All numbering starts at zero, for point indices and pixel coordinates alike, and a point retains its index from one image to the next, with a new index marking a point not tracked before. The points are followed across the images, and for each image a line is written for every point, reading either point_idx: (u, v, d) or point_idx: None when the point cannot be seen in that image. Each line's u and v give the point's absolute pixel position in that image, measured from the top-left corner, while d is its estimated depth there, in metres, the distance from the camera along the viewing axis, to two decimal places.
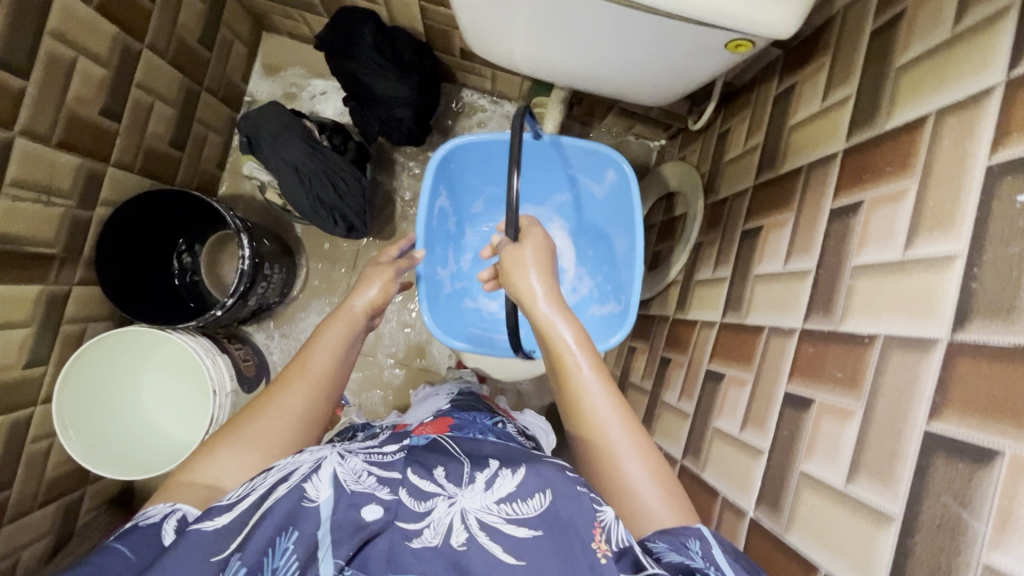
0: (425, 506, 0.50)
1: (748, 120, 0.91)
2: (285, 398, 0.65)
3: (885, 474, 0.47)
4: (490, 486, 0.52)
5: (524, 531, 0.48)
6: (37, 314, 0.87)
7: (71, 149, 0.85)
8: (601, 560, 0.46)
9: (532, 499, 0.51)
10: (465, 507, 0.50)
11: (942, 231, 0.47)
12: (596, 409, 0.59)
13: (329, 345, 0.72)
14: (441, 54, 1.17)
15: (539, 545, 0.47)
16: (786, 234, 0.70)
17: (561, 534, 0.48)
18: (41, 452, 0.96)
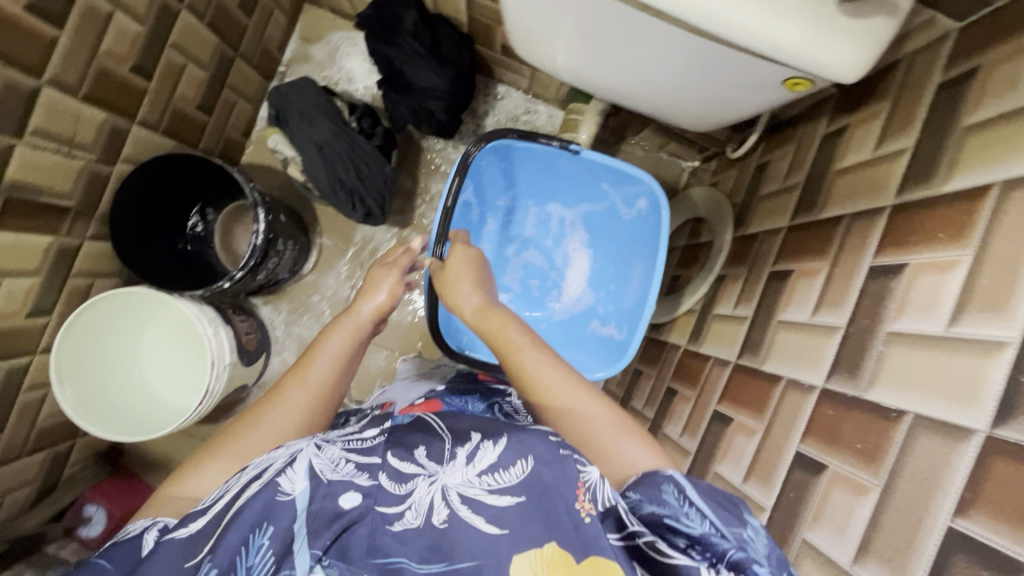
0: (405, 489, 0.50)
1: (789, 156, 0.87)
2: (281, 408, 0.68)
3: (897, 562, 0.45)
4: (472, 460, 0.53)
5: (507, 498, 0.50)
6: (45, 265, 0.86)
7: (98, 103, 0.83)
8: (584, 520, 0.48)
9: (514, 467, 0.52)
10: (446, 483, 0.51)
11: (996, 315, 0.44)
12: (547, 380, 0.66)
13: (330, 355, 0.74)
14: (482, 48, 1.14)
15: (523, 513, 0.49)
16: (817, 285, 0.67)
17: (544, 498, 0.50)
18: (36, 401, 0.96)
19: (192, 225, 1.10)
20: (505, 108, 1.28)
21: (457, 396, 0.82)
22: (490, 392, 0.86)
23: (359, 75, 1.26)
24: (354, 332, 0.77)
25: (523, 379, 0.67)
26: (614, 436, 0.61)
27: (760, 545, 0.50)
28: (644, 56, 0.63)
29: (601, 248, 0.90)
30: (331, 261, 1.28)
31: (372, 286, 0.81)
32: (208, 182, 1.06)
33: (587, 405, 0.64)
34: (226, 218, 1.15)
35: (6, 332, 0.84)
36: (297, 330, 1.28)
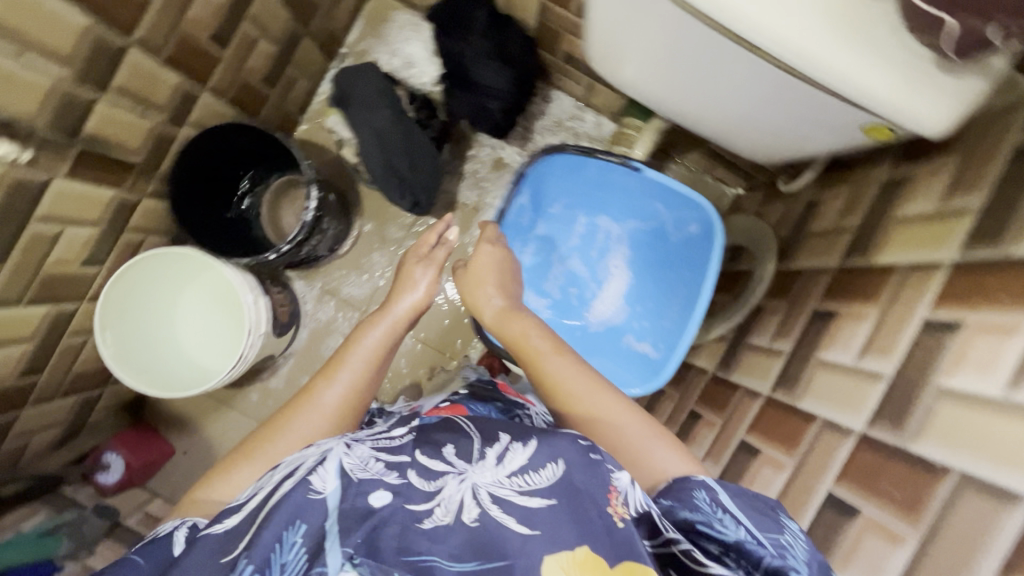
0: (435, 486, 0.53)
1: (844, 197, 0.87)
2: (320, 402, 0.71)
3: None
4: (501, 461, 0.55)
5: (537, 501, 0.51)
6: (106, 217, 0.88)
7: (176, 67, 0.86)
8: (618, 524, 0.50)
9: (544, 470, 0.53)
10: (477, 482, 0.53)
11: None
12: (570, 382, 0.68)
13: (367, 351, 0.77)
14: (544, 54, 1.15)
15: (554, 514, 0.49)
16: (864, 330, 0.67)
17: (574, 501, 0.51)
18: (77, 346, 0.99)
19: (240, 198, 1.13)
20: (557, 114, 1.29)
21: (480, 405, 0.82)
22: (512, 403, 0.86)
23: (418, 65, 1.28)
24: (391, 329, 0.81)
25: (547, 384, 0.70)
26: (642, 440, 0.63)
27: (797, 551, 0.51)
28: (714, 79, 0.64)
29: (644, 267, 0.90)
30: (369, 244, 1.29)
31: (411, 280, 0.87)
32: (262, 154, 1.09)
33: (612, 407, 0.66)
34: (274, 193, 1.18)
35: (61, 277, 0.86)
36: (328, 308, 1.30)
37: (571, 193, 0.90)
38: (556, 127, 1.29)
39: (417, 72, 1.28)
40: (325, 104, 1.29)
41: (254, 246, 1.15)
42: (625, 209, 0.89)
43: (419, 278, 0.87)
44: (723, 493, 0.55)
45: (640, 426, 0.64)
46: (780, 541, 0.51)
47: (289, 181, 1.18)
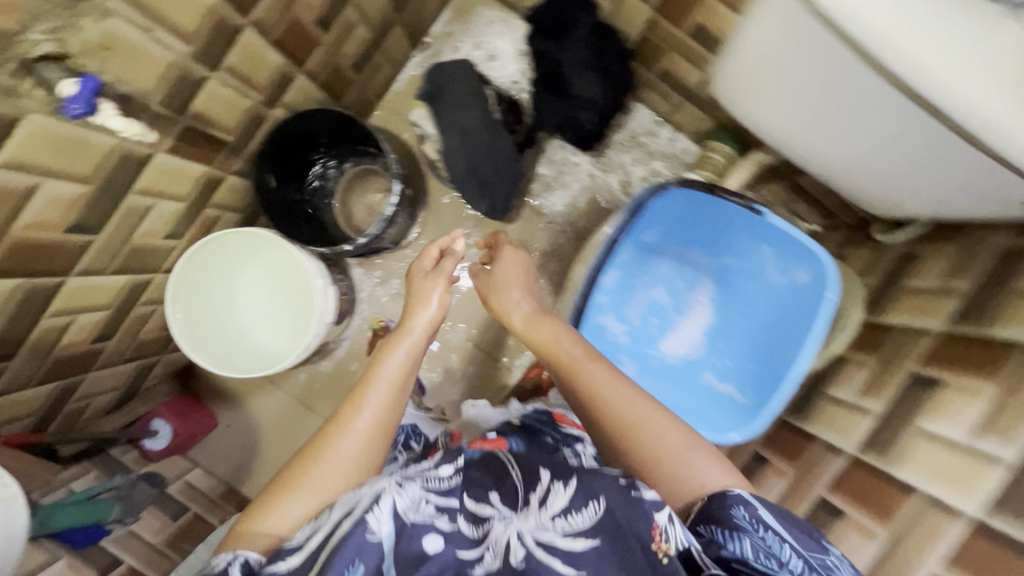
0: (481, 533, 0.52)
1: (950, 256, 0.84)
2: (348, 436, 0.60)
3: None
4: (546, 504, 0.53)
5: (580, 541, 0.49)
6: (193, 192, 0.87)
7: (281, 48, 0.84)
8: (663, 561, 0.47)
9: (587, 512, 0.51)
10: (522, 527, 0.51)
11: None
12: (604, 388, 0.64)
13: (391, 370, 0.67)
14: (639, 67, 1.11)
15: (598, 556, 0.48)
16: (979, 406, 0.64)
17: (618, 539, 0.49)
18: (145, 316, 0.98)
19: (311, 182, 1.11)
20: (637, 129, 1.25)
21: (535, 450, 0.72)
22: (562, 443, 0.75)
23: (501, 60, 1.23)
24: (412, 347, 0.72)
25: (582, 392, 0.66)
26: (686, 450, 0.59)
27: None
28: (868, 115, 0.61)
29: (733, 305, 0.86)
30: (432, 239, 1.27)
31: (423, 296, 0.79)
32: (338, 138, 1.07)
33: (648, 413, 0.62)
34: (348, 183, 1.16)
35: (144, 248, 0.86)
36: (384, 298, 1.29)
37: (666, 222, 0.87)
38: (633, 142, 1.25)
39: (500, 67, 1.24)
40: (402, 93, 1.27)
41: (322, 231, 1.13)
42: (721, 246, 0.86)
43: (431, 290, 0.79)
44: (765, 511, 0.54)
45: (678, 438, 0.61)
46: (825, 564, 0.52)
47: (362, 172, 1.16)
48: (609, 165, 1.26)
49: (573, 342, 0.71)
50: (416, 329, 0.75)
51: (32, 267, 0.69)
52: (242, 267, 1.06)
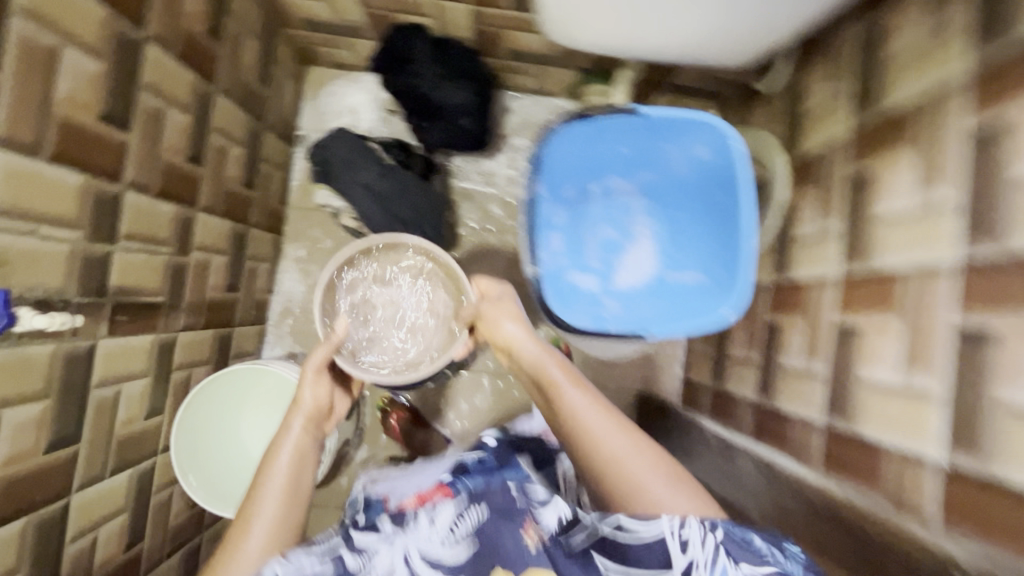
0: (369, 556, 0.64)
1: (823, 72, 0.90)
2: (247, 552, 0.66)
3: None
4: (433, 520, 0.68)
5: (463, 544, 0.66)
6: (152, 362, 0.88)
7: (169, 197, 0.87)
8: (531, 548, 0.64)
9: (470, 514, 0.70)
10: (411, 546, 0.65)
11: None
12: (527, 352, 0.80)
13: (284, 468, 0.73)
14: (491, 59, 1.19)
15: (476, 551, 0.65)
16: (908, 173, 0.68)
17: (490, 550, 0.65)
18: (165, 501, 0.96)
19: None
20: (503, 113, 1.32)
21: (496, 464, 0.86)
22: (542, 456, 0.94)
23: (356, 113, 1.33)
24: (297, 450, 0.76)
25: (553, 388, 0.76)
26: (642, 475, 0.68)
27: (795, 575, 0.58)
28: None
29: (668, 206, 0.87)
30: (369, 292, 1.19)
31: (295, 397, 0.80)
32: None
33: (627, 446, 0.70)
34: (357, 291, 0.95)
35: (132, 437, 0.85)
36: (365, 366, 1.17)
37: (565, 162, 0.87)
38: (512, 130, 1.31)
39: (358, 119, 1.33)
40: (302, 190, 1.33)
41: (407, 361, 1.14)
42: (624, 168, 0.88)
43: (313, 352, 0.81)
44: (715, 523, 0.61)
45: (647, 458, 0.70)
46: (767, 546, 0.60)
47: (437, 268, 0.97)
48: (463, 172, 1.28)
49: (563, 368, 0.77)
50: (298, 416, 0.79)
51: (34, 499, 0.68)
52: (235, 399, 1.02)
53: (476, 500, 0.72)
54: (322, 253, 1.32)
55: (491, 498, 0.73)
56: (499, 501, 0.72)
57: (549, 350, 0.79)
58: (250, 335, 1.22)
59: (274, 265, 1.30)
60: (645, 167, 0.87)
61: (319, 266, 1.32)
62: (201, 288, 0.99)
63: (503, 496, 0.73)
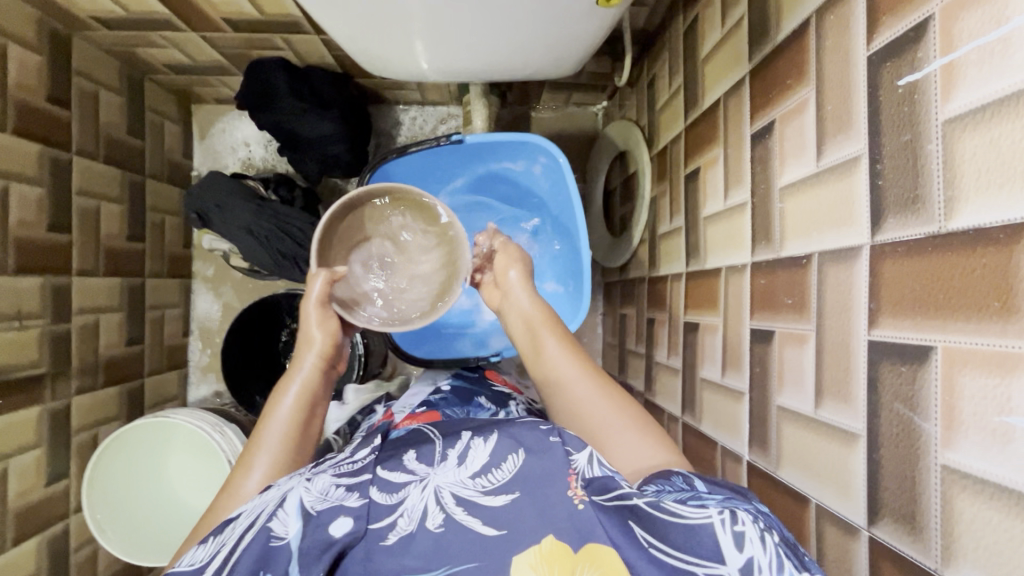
0: (397, 497, 0.49)
1: (667, 64, 0.89)
2: (237, 503, 0.56)
3: (906, 518, 0.37)
4: (464, 460, 0.52)
5: (502, 498, 0.47)
6: (43, 432, 0.90)
7: (30, 270, 0.88)
8: (579, 507, 0.45)
9: (506, 464, 0.50)
10: (439, 485, 0.50)
11: (913, 208, 0.37)
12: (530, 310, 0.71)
13: (281, 426, 0.62)
14: (362, 80, 1.17)
15: (516, 506, 0.46)
16: (720, 171, 0.68)
17: (539, 490, 0.47)
18: (89, 556, 1.00)
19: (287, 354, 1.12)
20: (392, 129, 1.31)
21: (457, 405, 0.77)
22: (500, 395, 0.85)
23: (248, 146, 1.32)
24: (307, 391, 0.65)
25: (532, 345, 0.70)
26: (609, 424, 0.60)
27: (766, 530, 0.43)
28: (507, 48, 0.76)
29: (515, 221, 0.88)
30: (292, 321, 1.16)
31: (302, 334, 0.68)
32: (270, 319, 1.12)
33: (592, 394, 0.62)
34: (360, 225, 0.76)
35: (33, 506, 0.88)
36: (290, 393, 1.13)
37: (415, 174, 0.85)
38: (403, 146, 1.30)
39: (251, 153, 1.32)
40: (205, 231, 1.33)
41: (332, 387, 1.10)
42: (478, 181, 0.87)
43: (309, 284, 0.68)
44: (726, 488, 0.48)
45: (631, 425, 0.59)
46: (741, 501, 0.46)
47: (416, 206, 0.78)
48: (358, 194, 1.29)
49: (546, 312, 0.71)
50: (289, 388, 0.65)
51: None
52: (161, 445, 1.02)
53: (511, 442, 0.53)
54: (233, 289, 1.32)
55: (514, 434, 0.54)
56: (536, 441, 0.52)
57: (542, 302, 0.71)
58: (169, 382, 1.24)
59: (186, 309, 1.30)
60: (499, 178, 0.87)
61: (232, 303, 1.33)
62: (92, 350, 1.01)
63: (539, 433, 0.53)
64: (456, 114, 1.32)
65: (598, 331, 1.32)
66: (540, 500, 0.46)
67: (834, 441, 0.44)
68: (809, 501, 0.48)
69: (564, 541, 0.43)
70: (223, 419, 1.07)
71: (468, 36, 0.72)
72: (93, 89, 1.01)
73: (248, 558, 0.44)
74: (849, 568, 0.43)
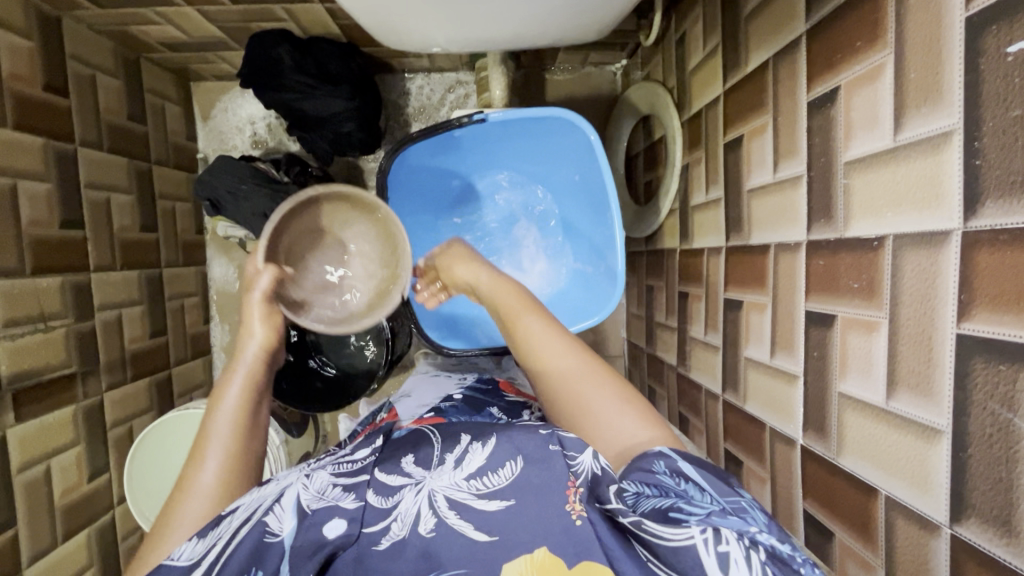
0: (392, 501, 0.47)
1: (700, 20, 0.83)
2: (197, 487, 0.52)
3: (999, 521, 0.37)
4: (460, 464, 0.50)
5: (496, 503, 0.45)
6: (81, 430, 0.91)
7: (47, 270, 0.86)
8: (576, 522, 0.43)
9: (502, 469, 0.48)
10: (433, 488, 0.47)
11: (1022, 193, 0.34)
12: (501, 297, 0.67)
13: (227, 418, 0.57)
14: (369, 49, 1.10)
15: (510, 515, 0.44)
16: (768, 141, 0.64)
17: (534, 499, 0.45)
18: (136, 544, 1.02)
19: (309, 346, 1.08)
20: (401, 100, 1.25)
21: (467, 414, 0.71)
22: (516, 404, 0.79)
23: (254, 125, 1.26)
24: (252, 383, 0.61)
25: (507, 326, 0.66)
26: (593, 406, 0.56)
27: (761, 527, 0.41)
28: (531, 17, 0.71)
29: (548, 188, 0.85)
30: None
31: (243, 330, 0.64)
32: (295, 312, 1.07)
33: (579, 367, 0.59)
34: (313, 221, 0.75)
35: (78, 502, 0.90)
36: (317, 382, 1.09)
37: (433, 169, 0.83)
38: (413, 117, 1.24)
39: (257, 132, 1.27)
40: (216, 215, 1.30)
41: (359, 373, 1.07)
42: (493, 153, 0.83)
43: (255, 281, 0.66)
44: (713, 492, 0.44)
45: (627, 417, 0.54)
46: (740, 505, 0.43)
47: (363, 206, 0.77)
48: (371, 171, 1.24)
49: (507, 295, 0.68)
50: (234, 379, 0.60)
51: None
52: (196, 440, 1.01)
53: (511, 448, 0.50)
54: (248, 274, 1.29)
55: (514, 438, 0.51)
56: (534, 450, 0.49)
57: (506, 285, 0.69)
58: (195, 371, 1.24)
59: (205, 297, 1.28)
60: (525, 161, 0.84)
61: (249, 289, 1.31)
62: (118, 345, 1.00)
63: (539, 438, 0.50)
64: (467, 81, 1.26)
65: (622, 303, 1.30)
66: (535, 506, 0.44)
67: (912, 434, 0.43)
68: (878, 491, 0.47)
69: (556, 553, 0.41)
70: None
71: (491, 7, 0.67)
72: (90, 73, 0.96)
73: (241, 551, 0.43)
74: (924, 562, 0.42)
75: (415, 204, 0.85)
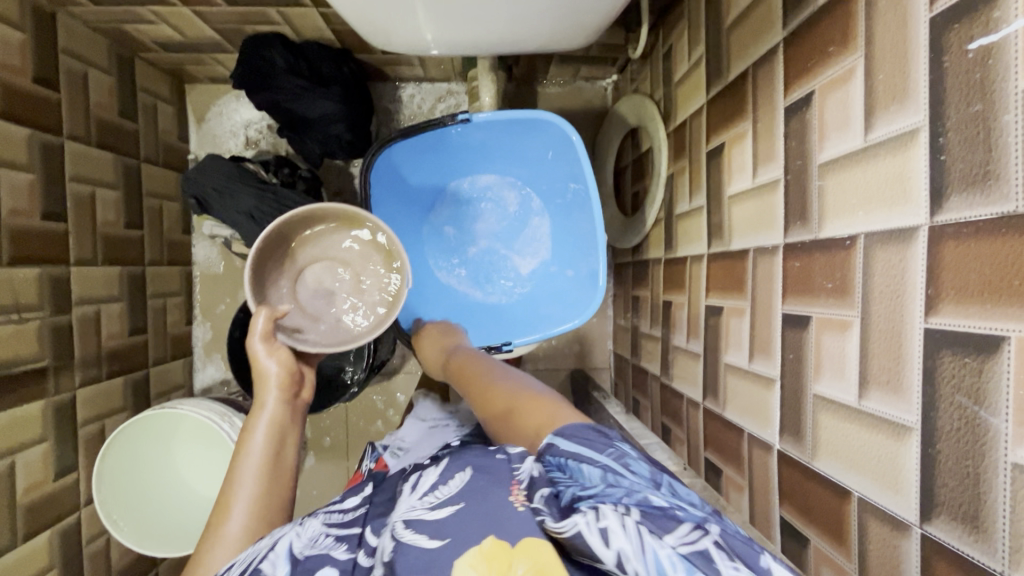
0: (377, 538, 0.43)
1: (686, 34, 0.84)
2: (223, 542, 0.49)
3: (969, 520, 0.36)
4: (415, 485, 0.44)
5: (446, 509, 0.39)
6: (49, 426, 0.89)
7: (26, 260, 0.85)
8: (520, 508, 0.38)
9: (452, 479, 0.42)
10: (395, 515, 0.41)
11: (984, 184, 0.35)
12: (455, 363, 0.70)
13: (254, 465, 0.56)
14: (363, 55, 1.12)
15: (461, 517, 0.38)
16: (748, 147, 0.65)
17: (484, 497, 0.39)
18: (102, 548, 0.99)
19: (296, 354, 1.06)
20: (393, 108, 1.26)
21: None
22: None
23: (248, 128, 1.27)
24: (277, 426, 0.60)
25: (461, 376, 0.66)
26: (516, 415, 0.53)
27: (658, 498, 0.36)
28: (517, 22, 0.72)
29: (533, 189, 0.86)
30: None
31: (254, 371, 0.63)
32: None
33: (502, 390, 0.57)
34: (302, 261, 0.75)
35: (42, 501, 0.87)
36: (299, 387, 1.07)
37: (421, 171, 0.84)
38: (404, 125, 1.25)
39: (250, 135, 1.27)
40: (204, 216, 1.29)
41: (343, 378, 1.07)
42: (480, 152, 0.84)
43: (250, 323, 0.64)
44: (601, 462, 0.40)
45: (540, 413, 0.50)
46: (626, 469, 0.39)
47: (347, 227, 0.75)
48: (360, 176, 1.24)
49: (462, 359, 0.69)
50: (257, 432, 0.59)
51: None
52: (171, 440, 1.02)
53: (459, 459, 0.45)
54: (234, 276, 1.28)
55: (464, 453, 0.46)
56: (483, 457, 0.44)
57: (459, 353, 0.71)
58: (174, 372, 1.22)
59: (189, 297, 1.27)
60: (513, 163, 0.85)
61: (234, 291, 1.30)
62: (94, 341, 0.99)
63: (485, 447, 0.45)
64: (458, 91, 1.27)
65: (609, 314, 1.30)
66: (483, 506, 0.39)
67: (883, 433, 0.42)
68: (851, 493, 0.46)
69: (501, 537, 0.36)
70: (230, 408, 1.05)
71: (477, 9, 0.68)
72: (82, 69, 0.97)
73: None
74: (898, 566, 0.41)
75: (403, 202, 0.85)
